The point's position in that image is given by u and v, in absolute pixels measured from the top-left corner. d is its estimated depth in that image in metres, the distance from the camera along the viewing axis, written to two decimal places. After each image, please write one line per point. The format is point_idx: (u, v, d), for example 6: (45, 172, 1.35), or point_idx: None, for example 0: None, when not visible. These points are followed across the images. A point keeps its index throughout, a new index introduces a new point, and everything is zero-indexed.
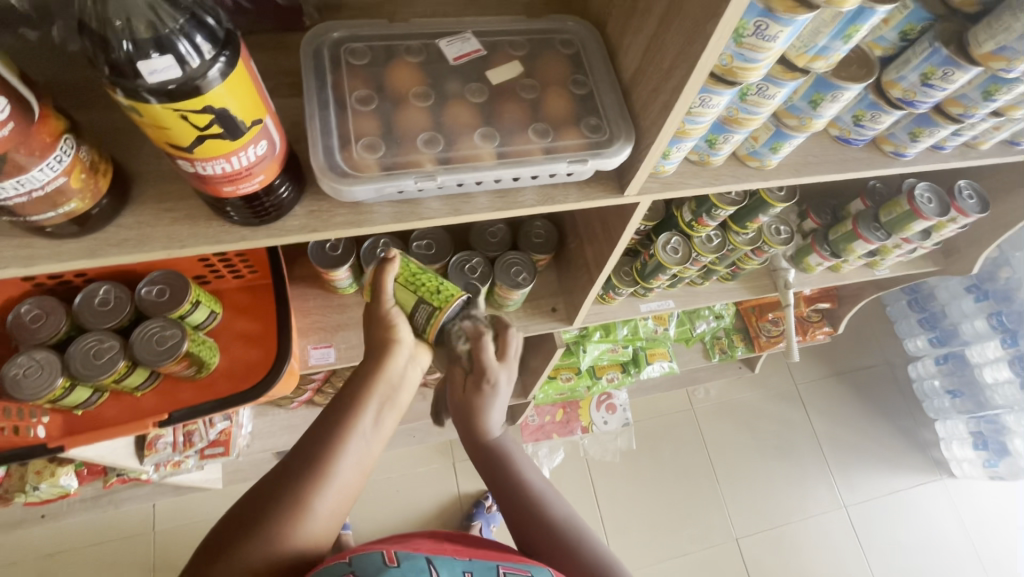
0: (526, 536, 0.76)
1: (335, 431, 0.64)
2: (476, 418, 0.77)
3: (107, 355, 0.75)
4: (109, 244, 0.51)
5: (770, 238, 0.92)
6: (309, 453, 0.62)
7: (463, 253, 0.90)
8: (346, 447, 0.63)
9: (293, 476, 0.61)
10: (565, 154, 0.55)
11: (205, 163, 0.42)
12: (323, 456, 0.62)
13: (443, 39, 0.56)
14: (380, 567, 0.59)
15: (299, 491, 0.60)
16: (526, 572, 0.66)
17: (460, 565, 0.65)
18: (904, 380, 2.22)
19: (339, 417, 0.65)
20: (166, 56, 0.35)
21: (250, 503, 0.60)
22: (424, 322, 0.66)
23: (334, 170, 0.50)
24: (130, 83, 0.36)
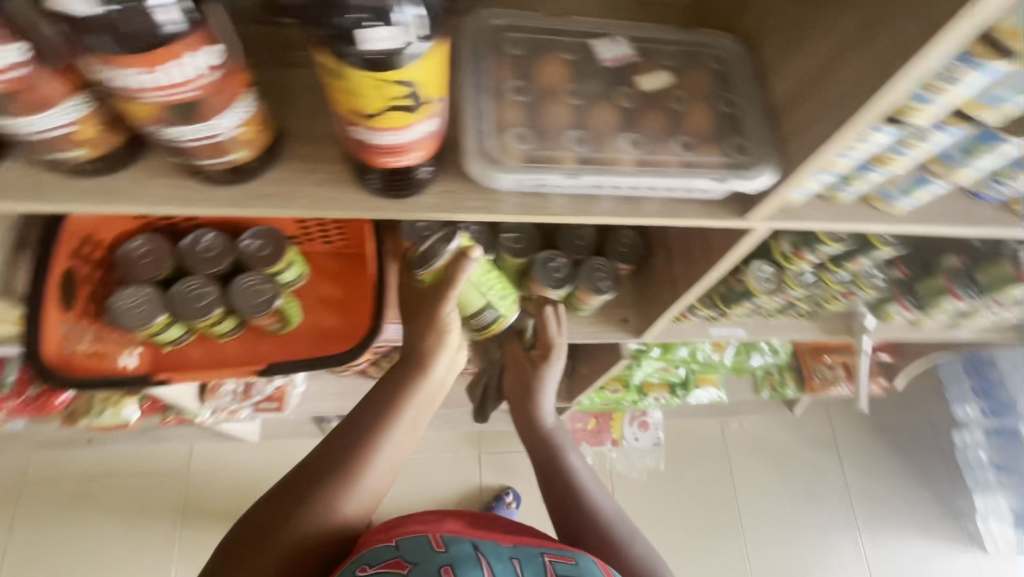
0: (567, 527, 0.77)
1: (374, 423, 0.65)
2: (532, 395, 0.87)
3: (208, 300, 0.79)
4: (256, 196, 0.53)
5: (863, 282, 0.90)
6: (346, 443, 0.63)
7: (549, 252, 0.90)
8: (384, 440, 0.64)
9: (332, 463, 0.62)
10: (704, 170, 0.54)
11: (378, 132, 0.43)
12: (363, 448, 0.63)
13: (598, 39, 0.56)
14: (427, 552, 0.61)
15: (336, 480, 0.61)
16: (572, 559, 0.64)
17: (505, 550, 0.64)
18: (947, 446, 2.14)
19: (380, 409, 0.66)
20: (384, 27, 0.36)
21: (289, 487, 0.61)
22: (489, 321, 0.72)
23: (484, 155, 0.50)
24: (342, 49, 0.37)
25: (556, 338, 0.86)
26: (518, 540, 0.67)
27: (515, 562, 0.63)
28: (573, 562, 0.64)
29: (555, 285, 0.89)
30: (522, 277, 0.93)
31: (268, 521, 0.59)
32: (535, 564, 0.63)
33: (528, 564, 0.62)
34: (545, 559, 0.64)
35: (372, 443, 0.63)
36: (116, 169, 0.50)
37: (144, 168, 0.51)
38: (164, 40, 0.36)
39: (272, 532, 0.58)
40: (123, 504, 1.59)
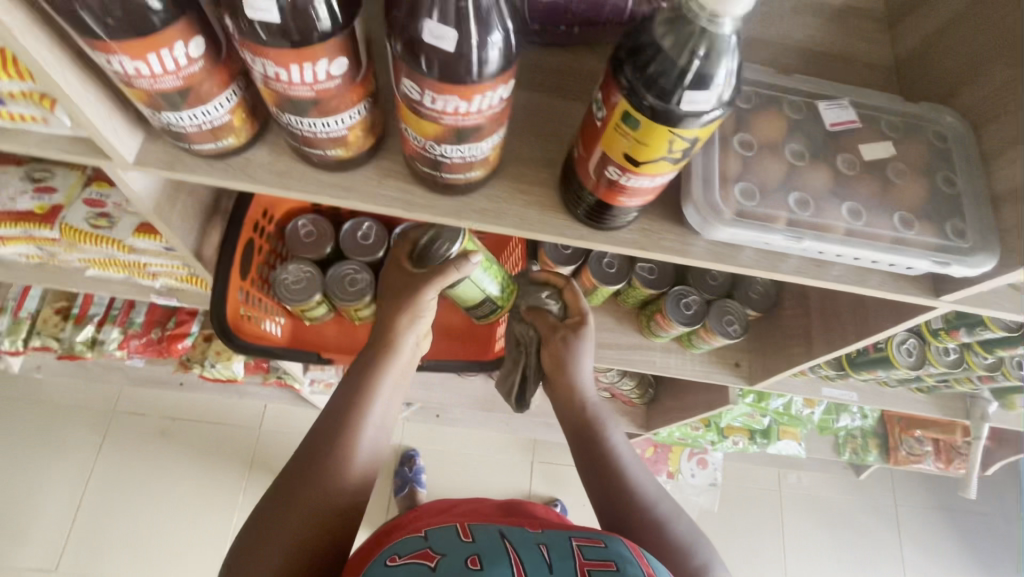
0: (604, 504, 0.75)
1: (351, 411, 0.68)
2: (567, 370, 0.79)
3: (359, 285, 0.82)
4: (472, 209, 0.55)
5: (1010, 371, 0.86)
6: (326, 437, 0.66)
7: (682, 288, 0.90)
8: (360, 426, 0.67)
9: (315, 455, 0.65)
10: (918, 250, 0.53)
11: (636, 176, 0.44)
12: (342, 437, 0.66)
13: (824, 102, 0.56)
14: (455, 541, 0.66)
15: (320, 473, 0.64)
16: (600, 542, 0.66)
17: (533, 538, 0.68)
18: (1018, 542, 2.01)
19: (352, 397, 0.69)
20: (708, 93, 0.37)
21: (283, 483, 0.64)
22: (490, 312, 0.78)
23: (708, 205, 0.51)
24: (659, 104, 0.37)
25: (584, 313, 0.79)
26: (545, 530, 0.71)
27: (543, 547, 0.66)
28: (602, 545, 0.66)
29: (684, 321, 0.89)
30: (651, 303, 0.95)
31: (269, 516, 0.62)
32: (564, 548, 0.66)
33: (556, 550, 0.66)
34: (574, 544, 0.67)
35: (349, 432, 0.67)
36: (355, 166, 0.54)
37: (375, 168, 0.54)
38: (485, 78, 0.37)
39: (290, 506, 0.62)
40: (198, 448, 1.68)
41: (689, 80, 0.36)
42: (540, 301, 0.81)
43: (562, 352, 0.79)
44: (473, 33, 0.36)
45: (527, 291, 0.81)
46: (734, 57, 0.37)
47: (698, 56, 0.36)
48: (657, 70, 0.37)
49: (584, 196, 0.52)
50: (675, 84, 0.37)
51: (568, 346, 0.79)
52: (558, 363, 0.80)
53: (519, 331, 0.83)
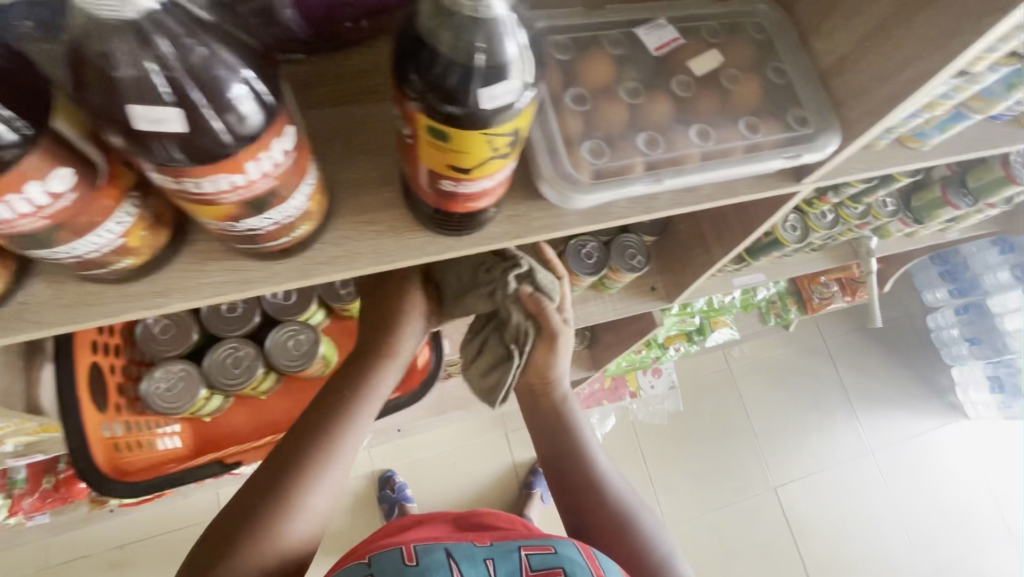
0: (570, 491, 0.76)
1: (322, 439, 0.61)
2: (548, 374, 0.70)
3: (245, 363, 0.73)
4: (319, 262, 0.48)
5: (879, 211, 0.94)
6: (289, 465, 0.59)
7: (580, 239, 0.88)
8: (333, 454, 0.61)
9: (281, 484, 0.58)
10: (769, 151, 0.53)
11: (470, 182, 0.39)
12: (310, 466, 0.60)
13: (641, 27, 0.53)
14: (400, 566, 0.63)
15: (286, 499, 0.57)
16: (550, 549, 0.65)
17: (480, 553, 0.66)
18: (922, 330, 2.31)
19: (325, 421, 0.63)
20: (507, 82, 0.32)
21: (236, 513, 0.57)
22: None
23: (563, 176, 0.48)
24: (460, 110, 0.32)
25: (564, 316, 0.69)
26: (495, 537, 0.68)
27: (490, 562, 0.65)
28: (551, 551, 0.65)
29: (589, 271, 0.88)
30: None
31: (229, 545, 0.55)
32: (510, 561, 0.65)
33: (501, 563, 0.65)
34: (522, 554, 0.66)
35: (320, 460, 0.60)
36: (163, 264, 0.45)
37: (189, 256, 0.46)
38: (246, 140, 0.31)
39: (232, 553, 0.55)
40: (161, 564, 1.53)
41: (479, 77, 0.32)
42: (541, 290, 0.65)
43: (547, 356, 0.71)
44: (198, 98, 0.29)
45: (537, 269, 0.64)
46: (518, 35, 0.32)
47: (480, 50, 0.31)
48: (441, 75, 0.32)
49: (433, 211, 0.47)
50: (465, 82, 0.32)
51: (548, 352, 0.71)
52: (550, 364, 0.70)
53: (512, 322, 0.66)
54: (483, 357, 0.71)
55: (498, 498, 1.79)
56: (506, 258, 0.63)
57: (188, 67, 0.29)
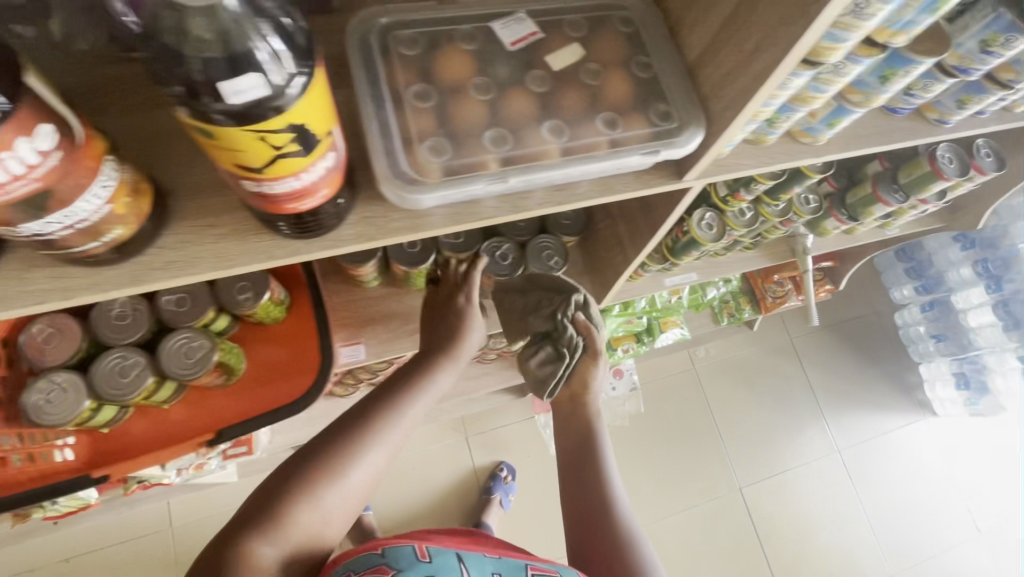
0: (580, 513, 0.69)
1: (390, 408, 0.65)
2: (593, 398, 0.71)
3: (133, 372, 0.71)
4: (153, 267, 0.46)
5: (799, 209, 0.93)
6: (354, 424, 0.62)
7: (495, 241, 0.88)
8: (399, 423, 0.64)
9: (344, 441, 0.60)
10: (633, 145, 0.52)
11: (273, 182, 0.38)
12: (376, 429, 0.62)
13: (497, 21, 0.52)
14: (411, 561, 0.57)
15: (350, 453, 0.59)
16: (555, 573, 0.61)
17: (489, 564, 0.62)
18: (890, 328, 2.29)
19: (369, 417, 0.63)
20: (250, 72, 0.30)
21: (302, 456, 0.59)
22: None
23: (399, 175, 0.45)
24: (205, 106, 0.31)
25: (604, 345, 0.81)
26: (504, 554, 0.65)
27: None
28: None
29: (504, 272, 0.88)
30: None
31: (247, 517, 0.54)
32: None
33: None
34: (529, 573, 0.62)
35: (383, 425, 0.63)
36: None
37: (10, 263, 0.44)
38: None
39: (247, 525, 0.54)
40: None
41: (216, 68, 0.30)
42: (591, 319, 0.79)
43: (592, 372, 0.77)
44: None
45: (590, 301, 0.80)
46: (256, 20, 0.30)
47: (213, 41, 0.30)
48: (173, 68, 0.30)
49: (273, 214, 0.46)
50: (205, 74, 0.30)
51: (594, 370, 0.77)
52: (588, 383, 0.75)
53: (565, 334, 0.77)
54: (538, 358, 0.79)
55: (457, 503, 1.75)
56: (565, 289, 0.80)
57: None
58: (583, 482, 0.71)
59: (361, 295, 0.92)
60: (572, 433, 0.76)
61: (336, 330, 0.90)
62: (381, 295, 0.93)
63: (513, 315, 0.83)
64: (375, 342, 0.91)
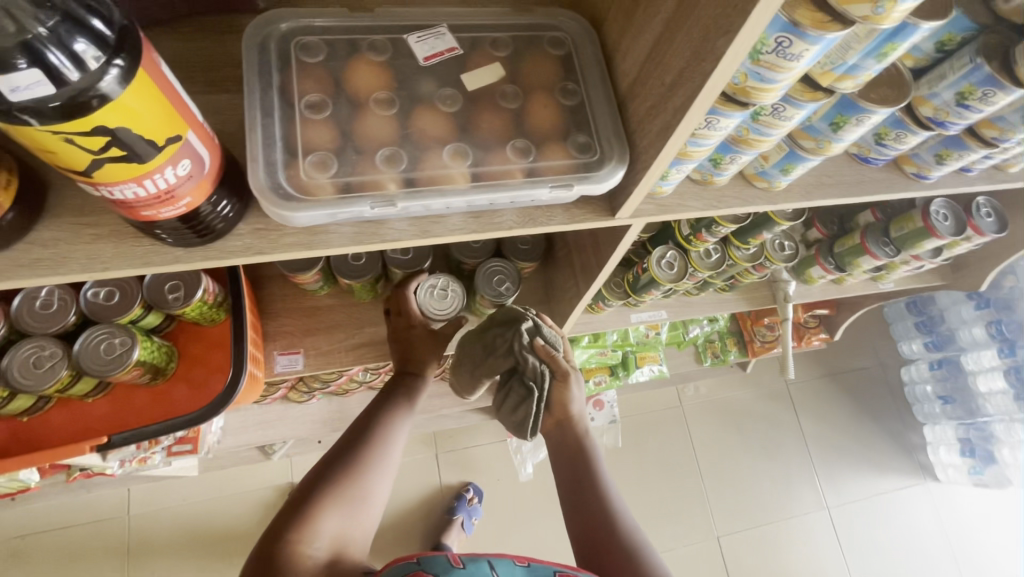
0: (581, 513, 0.70)
1: (384, 423, 0.77)
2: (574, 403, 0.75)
3: (48, 364, 0.69)
4: (19, 264, 0.44)
5: (772, 254, 0.88)
6: (354, 444, 0.73)
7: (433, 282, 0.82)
8: (392, 434, 0.76)
9: (353, 455, 0.72)
10: (548, 177, 0.48)
11: (111, 188, 0.35)
12: (376, 442, 0.74)
13: (414, 34, 0.49)
14: (446, 567, 0.60)
15: (359, 465, 0.71)
16: None
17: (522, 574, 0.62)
18: (896, 383, 2.17)
19: (364, 437, 0.75)
20: (31, 68, 0.27)
21: (317, 472, 0.70)
22: None
23: (278, 191, 0.42)
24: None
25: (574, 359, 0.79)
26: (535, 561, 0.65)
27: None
28: None
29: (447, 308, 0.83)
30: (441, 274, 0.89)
31: (282, 528, 0.63)
32: None
33: None
34: None
35: (376, 443, 0.74)
36: None
37: None
38: None
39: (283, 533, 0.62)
40: (56, 560, 1.46)
41: None
42: (550, 341, 0.76)
43: (568, 395, 0.75)
44: None
45: (543, 324, 0.76)
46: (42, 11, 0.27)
47: None
48: None
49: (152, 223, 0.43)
50: None
51: (570, 391, 0.75)
52: (564, 404, 0.76)
53: (528, 365, 0.74)
54: (510, 402, 0.77)
55: (419, 520, 1.69)
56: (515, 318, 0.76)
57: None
58: (580, 480, 0.72)
59: (308, 303, 0.90)
60: (560, 445, 0.77)
61: (275, 337, 0.88)
62: (329, 305, 0.90)
63: (474, 360, 0.80)
64: (315, 353, 0.88)
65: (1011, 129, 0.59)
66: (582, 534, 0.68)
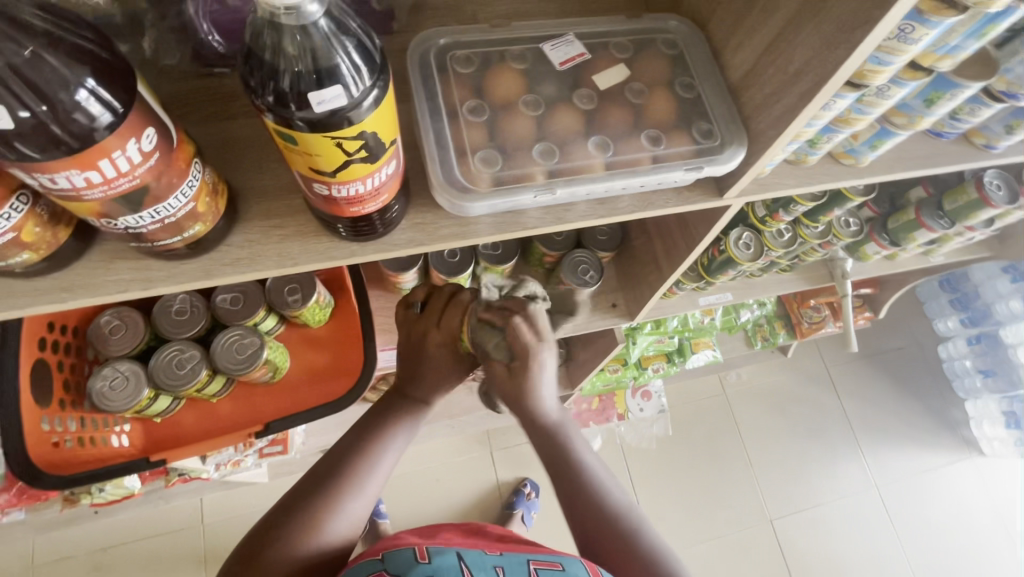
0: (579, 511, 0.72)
1: (354, 465, 0.69)
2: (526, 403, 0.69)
3: (189, 365, 0.75)
4: (222, 264, 0.50)
5: (839, 231, 0.93)
6: (334, 464, 0.69)
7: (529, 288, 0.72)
8: (366, 472, 0.69)
9: (313, 504, 0.65)
10: (675, 162, 0.54)
11: (341, 186, 0.41)
12: (342, 488, 0.67)
13: (547, 43, 0.55)
14: (411, 563, 0.66)
15: (330, 490, 0.67)
16: (556, 565, 0.69)
17: (490, 560, 0.70)
18: (934, 360, 2.19)
19: (349, 456, 0.70)
20: (335, 85, 0.33)
21: (282, 510, 0.65)
22: None
23: (453, 185, 0.49)
24: (289, 114, 0.34)
25: (543, 332, 0.66)
26: (505, 550, 0.72)
27: (499, 570, 0.68)
28: (559, 567, 0.69)
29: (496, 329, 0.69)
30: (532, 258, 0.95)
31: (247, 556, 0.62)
32: (520, 569, 0.69)
33: (511, 571, 0.68)
34: (530, 566, 0.69)
35: (356, 464, 0.69)
36: (68, 262, 0.47)
37: (99, 254, 0.48)
38: (97, 136, 0.33)
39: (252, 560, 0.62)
40: None
41: (309, 80, 0.33)
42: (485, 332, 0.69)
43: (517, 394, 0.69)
44: (36, 93, 0.32)
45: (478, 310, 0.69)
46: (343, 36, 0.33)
47: (305, 56, 0.33)
48: (268, 79, 0.33)
49: (340, 219, 0.49)
50: (294, 86, 0.33)
51: (529, 374, 0.67)
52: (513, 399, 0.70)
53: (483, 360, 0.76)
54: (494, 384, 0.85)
55: (478, 517, 1.72)
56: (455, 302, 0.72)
57: (29, 70, 0.32)
58: (565, 475, 0.72)
59: None
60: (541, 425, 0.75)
61: None
62: None
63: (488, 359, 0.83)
64: None
65: None
66: (581, 525, 0.72)
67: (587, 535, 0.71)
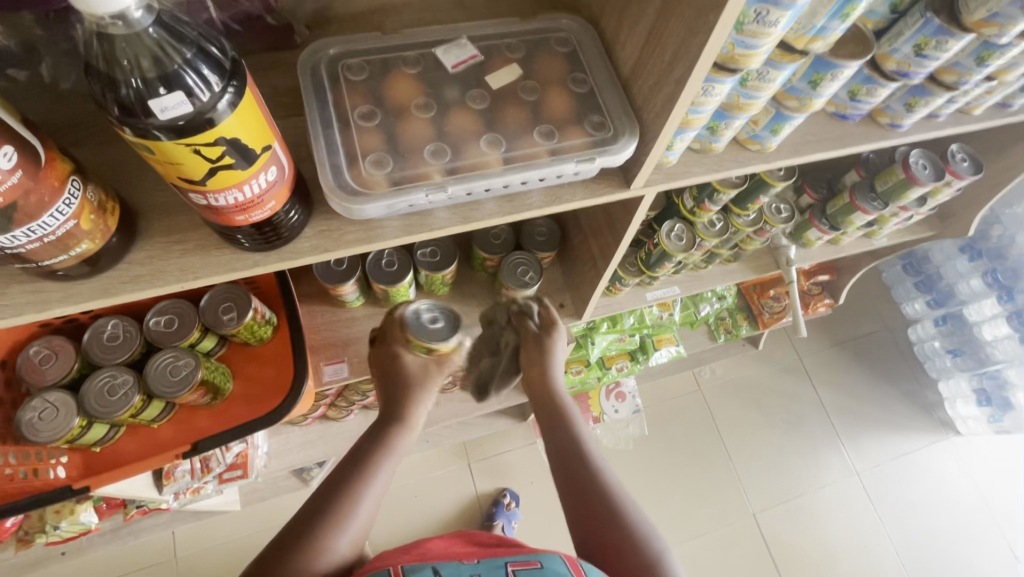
0: (582, 518, 0.70)
1: (340, 501, 0.65)
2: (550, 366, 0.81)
3: (121, 391, 0.74)
4: (122, 281, 0.50)
5: (771, 218, 0.95)
6: (320, 501, 0.65)
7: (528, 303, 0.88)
8: (351, 508, 0.65)
9: (296, 544, 0.61)
10: (571, 154, 0.54)
11: (216, 194, 0.41)
12: (325, 526, 0.63)
13: (440, 47, 0.57)
14: None
15: (315, 528, 0.63)
16: (536, 564, 0.66)
17: (467, 569, 0.66)
18: (905, 343, 2.21)
19: (334, 493, 0.66)
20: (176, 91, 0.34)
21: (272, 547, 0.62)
22: None
23: (344, 189, 0.49)
24: (137, 123, 0.35)
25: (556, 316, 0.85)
26: (481, 555, 0.69)
27: None
28: (538, 566, 0.66)
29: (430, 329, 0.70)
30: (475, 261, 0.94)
31: None
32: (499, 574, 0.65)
33: None
34: (510, 571, 0.66)
35: (343, 499, 0.65)
36: None
37: None
38: None
39: None
40: None
41: (151, 88, 0.34)
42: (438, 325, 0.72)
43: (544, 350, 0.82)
44: None
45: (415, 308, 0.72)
46: (178, 42, 0.35)
47: (143, 66, 0.34)
48: (109, 90, 0.34)
49: (244, 231, 0.48)
50: (137, 95, 0.34)
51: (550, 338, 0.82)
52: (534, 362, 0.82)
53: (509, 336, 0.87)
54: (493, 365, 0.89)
55: None
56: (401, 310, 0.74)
57: None
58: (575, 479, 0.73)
59: (346, 314, 0.96)
60: (541, 396, 0.82)
61: (320, 350, 0.93)
62: (364, 314, 0.96)
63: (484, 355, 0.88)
64: (358, 360, 0.94)
65: (967, 73, 0.66)
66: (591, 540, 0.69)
67: (598, 546, 0.69)
